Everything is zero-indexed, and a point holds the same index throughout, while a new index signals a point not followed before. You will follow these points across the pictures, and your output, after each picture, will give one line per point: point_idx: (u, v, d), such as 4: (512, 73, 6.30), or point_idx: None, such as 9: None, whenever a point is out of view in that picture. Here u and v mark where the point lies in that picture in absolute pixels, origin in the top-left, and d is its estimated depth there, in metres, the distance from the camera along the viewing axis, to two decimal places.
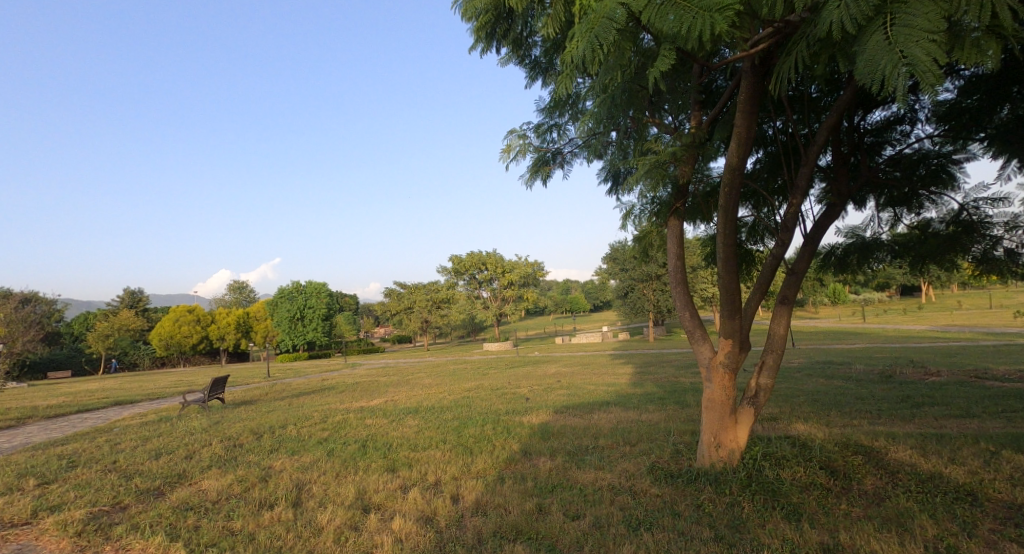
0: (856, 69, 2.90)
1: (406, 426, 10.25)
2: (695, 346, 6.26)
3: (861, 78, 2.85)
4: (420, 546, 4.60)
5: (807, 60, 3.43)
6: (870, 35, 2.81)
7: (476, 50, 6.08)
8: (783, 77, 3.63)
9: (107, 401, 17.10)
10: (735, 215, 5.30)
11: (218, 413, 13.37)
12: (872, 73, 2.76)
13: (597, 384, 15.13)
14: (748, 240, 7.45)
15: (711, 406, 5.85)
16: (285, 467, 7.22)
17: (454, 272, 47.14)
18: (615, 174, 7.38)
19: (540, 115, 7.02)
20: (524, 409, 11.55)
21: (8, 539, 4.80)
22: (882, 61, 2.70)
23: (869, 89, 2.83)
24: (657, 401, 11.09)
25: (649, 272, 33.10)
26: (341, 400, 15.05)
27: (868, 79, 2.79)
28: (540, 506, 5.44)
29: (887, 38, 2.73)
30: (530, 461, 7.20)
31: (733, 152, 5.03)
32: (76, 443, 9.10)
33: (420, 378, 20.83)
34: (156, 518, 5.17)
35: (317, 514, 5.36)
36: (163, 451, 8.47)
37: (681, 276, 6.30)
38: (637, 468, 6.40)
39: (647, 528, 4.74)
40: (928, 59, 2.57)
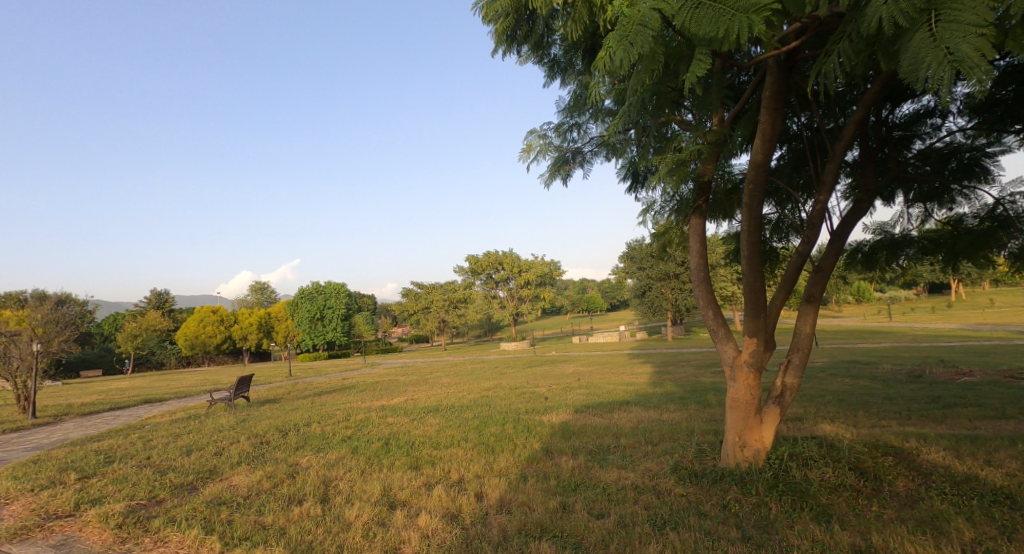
0: (898, 67, 2.88)
1: (427, 424, 10.36)
2: (718, 345, 6.21)
3: (905, 75, 2.82)
4: (447, 543, 4.66)
5: (846, 56, 3.38)
6: (915, 32, 2.77)
7: (497, 51, 6.13)
8: (821, 74, 3.57)
9: (137, 399, 17.63)
10: (760, 214, 5.25)
11: (244, 411, 13.71)
12: (915, 71, 2.73)
13: (616, 383, 15.05)
14: (772, 237, 7.35)
15: (735, 406, 5.82)
16: (312, 464, 7.37)
17: (471, 272, 47.29)
18: (636, 172, 7.34)
19: (560, 115, 7.04)
20: (544, 408, 11.55)
21: (54, 530, 5.01)
22: (926, 58, 2.67)
23: (912, 87, 2.80)
24: (678, 401, 11.00)
25: (667, 270, 32.84)
26: (362, 399, 15.30)
27: (911, 78, 2.77)
28: (564, 505, 5.46)
29: (933, 34, 2.69)
30: (552, 460, 7.22)
31: (757, 149, 4.98)
32: (112, 440, 9.40)
33: (439, 378, 20.96)
34: (192, 512, 5.33)
35: (344, 509, 5.46)
36: (193, 447, 8.71)
37: (703, 274, 6.26)
38: (660, 467, 6.37)
39: (673, 528, 4.73)
40: (977, 55, 2.53)
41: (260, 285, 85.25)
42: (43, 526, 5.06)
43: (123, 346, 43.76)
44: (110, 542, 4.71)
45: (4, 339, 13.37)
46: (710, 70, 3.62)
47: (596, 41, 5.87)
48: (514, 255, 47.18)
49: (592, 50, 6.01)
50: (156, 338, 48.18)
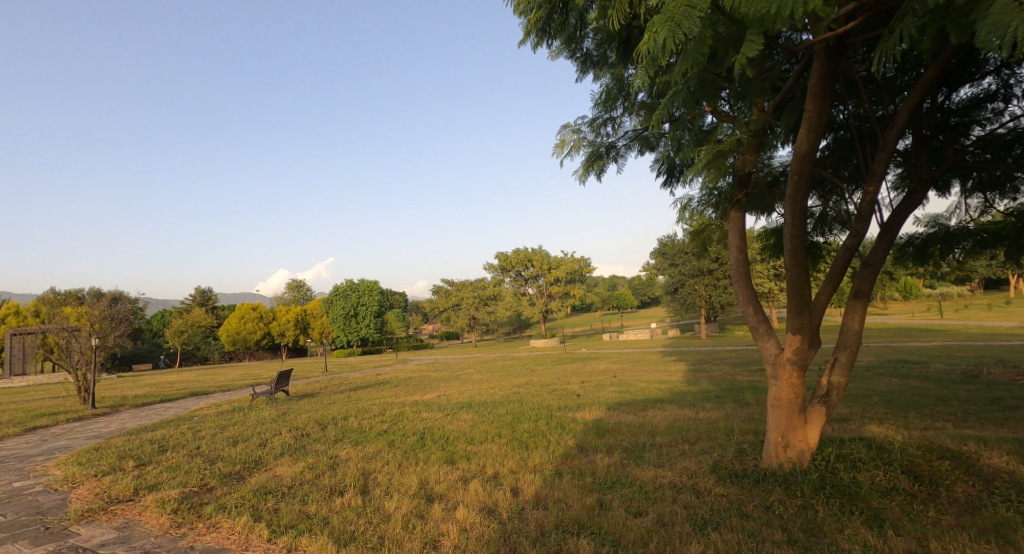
0: (979, 35, 2.73)
1: (460, 420, 10.45)
2: (758, 341, 6.03)
3: (985, 42, 2.67)
4: (485, 537, 4.68)
5: (913, 32, 3.22)
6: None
7: (528, 44, 6.14)
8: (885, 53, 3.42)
9: (185, 392, 18.40)
10: (805, 206, 5.07)
11: (284, 405, 14.11)
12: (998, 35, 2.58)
13: (650, 381, 14.84)
14: (816, 231, 7.08)
15: (777, 405, 5.66)
16: (351, 456, 7.54)
17: (500, 270, 47.21)
18: (672, 166, 7.19)
19: (594, 109, 6.96)
20: (577, 405, 11.49)
21: (116, 513, 5.27)
22: (1011, 21, 2.53)
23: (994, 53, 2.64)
24: (715, 399, 10.79)
25: (700, 266, 32.08)
26: (395, 394, 15.54)
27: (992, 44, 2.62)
28: (601, 502, 5.43)
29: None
30: (586, 457, 7.19)
31: (801, 139, 4.81)
32: (164, 430, 9.83)
33: (470, 374, 21.08)
34: (240, 500, 5.53)
35: (384, 501, 5.57)
36: (239, 438, 9.03)
37: (742, 270, 6.08)
38: (698, 466, 6.25)
39: (714, 528, 4.64)
40: None
41: (297, 284, 87.32)
42: (106, 509, 5.33)
43: (171, 341, 45.67)
44: (167, 526, 4.92)
45: (66, 334, 14.13)
46: (762, 52, 3.50)
47: (631, 32, 5.78)
48: (545, 251, 46.94)
49: (626, 41, 5.92)
50: (200, 334, 50.09)
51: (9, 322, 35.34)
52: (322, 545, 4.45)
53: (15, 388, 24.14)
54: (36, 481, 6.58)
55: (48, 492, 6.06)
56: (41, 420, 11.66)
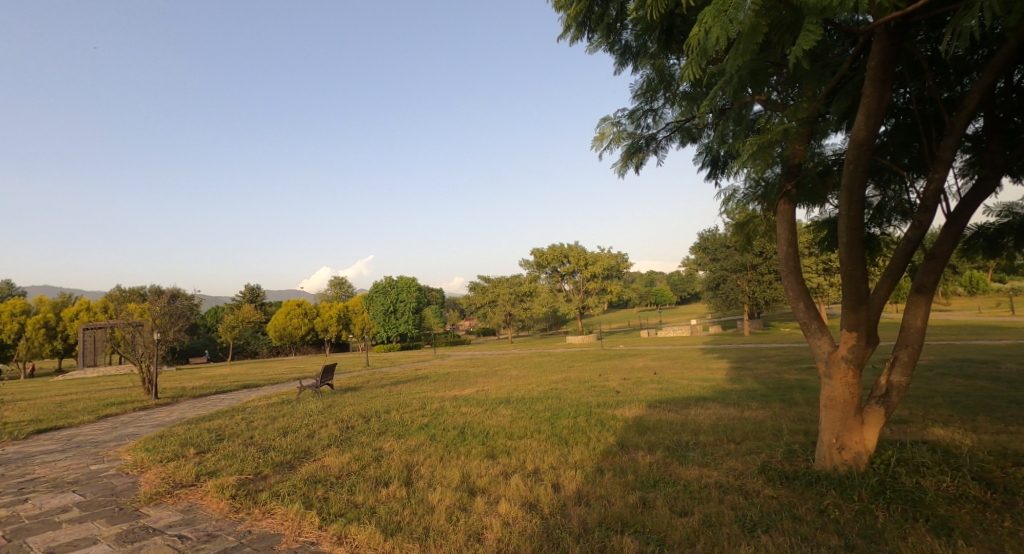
0: None
1: (499, 415, 10.49)
2: (810, 338, 5.81)
3: None
4: (528, 531, 4.70)
5: (993, 9, 3.04)
6: None
7: (567, 38, 6.11)
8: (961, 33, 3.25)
9: (236, 385, 19.21)
10: (862, 196, 4.84)
11: (328, 398, 14.56)
12: None
13: (691, 378, 14.52)
14: (873, 222, 6.75)
15: (831, 405, 5.44)
16: (394, 449, 7.71)
17: (536, 266, 47.07)
18: (716, 158, 7.01)
19: (633, 101, 6.85)
20: (616, 402, 11.38)
21: (180, 497, 5.56)
22: None
23: None
24: (760, 398, 10.47)
25: (743, 261, 31.11)
26: (434, 389, 15.76)
27: None
28: (644, 500, 5.37)
29: None
30: (628, 454, 7.11)
31: (858, 126, 4.60)
32: (220, 420, 10.30)
33: (507, 370, 21.12)
34: (292, 488, 5.74)
35: (428, 493, 5.67)
36: (288, 429, 9.36)
37: (792, 264, 5.87)
38: (746, 467, 6.09)
39: (764, 530, 4.50)
40: None
41: (339, 282, 89.45)
42: (172, 493, 5.63)
43: (223, 336, 47.75)
44: (226, 511, 5.16)
45: (131, 328, 14.96)
46: (820, 41, 3.39)
47: (673, 21, 5.66)
48: (581, 247, 46.46)
49: (667, 30, 5.78)
50: (249, 329, 52.14)
51: (81, 317, 37.64)
52: (370, 533, 4.56)
53: (85, 379, 25.78)
54: (108, 465, 7.01)
55: (119, 475, 6.44)
56: (110, 409, 12.40)
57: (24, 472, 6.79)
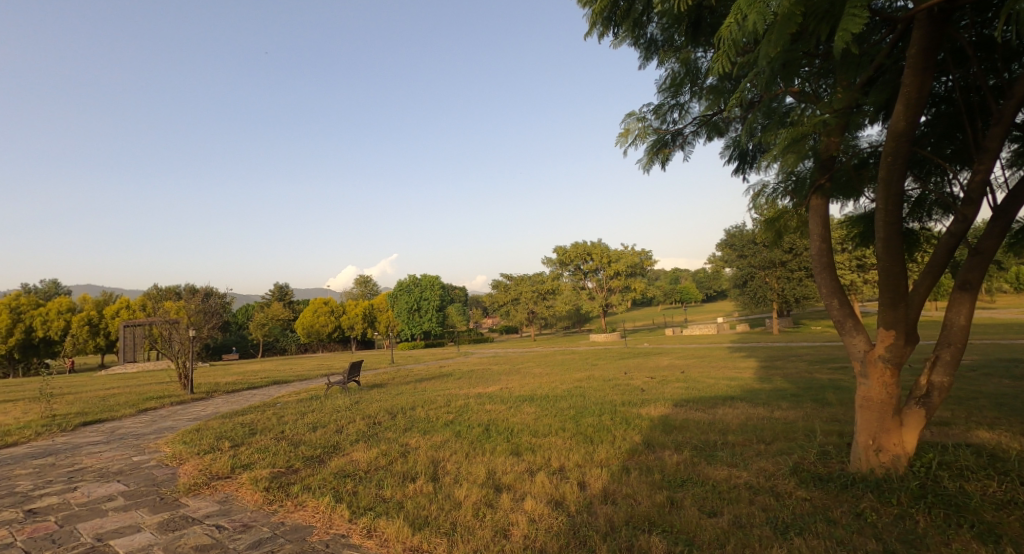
0: None
1: (523, 413, 10.51)
2: (845, 337, 5.65)
3: None
4: (554, 529, 4.69)
5: None
6: None
7: (592, 34, 6.04)
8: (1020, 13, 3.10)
9: (267, 381, 19.67)
10: (900, 189, 4.69)
11: (355, 394, 14.79)
12: None
13: (718, 377, 14.32)
14: (912, 217, 6.52)
15: (867, 405, 5.29)
16: (420, 445, 7.79)
17: (559, 264, 46.92)
18: (744, 152, 6.87)
19: (659, 96, 6.74)
20: (642, 400, 11.28)
21: (216, 488, 5.72)
22: None
23: None
24: (791, 398, 10.24)
25: (772, 258, 30.43)
26: (459, 386, 15.87)
27: None
28: (672, 500, 5.31)
29: None
30: (654, 453, 7.04)
31: (897, 116, 4.45)
32: (252, 414, 10.56)
33: (531, 368, 21.11)
34: (323, 481, 5.85)
35: (454, 489, 5.71)
36: (317, 424, 9.55)
37: (825, 260, 5.72)
38: (777, 468, 5.97)
39: (798, 532, 4.41)
40: None
41: (364, 280, 90.58)
42: (209, 485, 5.80)
43: (253, 334, 48.95)
44: (260, 503, 5.29)
45: (168, 326, 15.48)
46: (867, 24, 3.27)
47: (701, 12, 5.56)
48: (604, 245, 46.12)
49: (695, 22, 5.68)
50: (278, 327, 53.35)
51: (121, 315, 39.07)
52: (399, 528, 4.61)
53: (125, 374, 26.77)
54: (150, 456, 7.26)
55: (159, 467, 6.67)
56: (149, 403, 12.84)
57: (72, 462, 7.08)
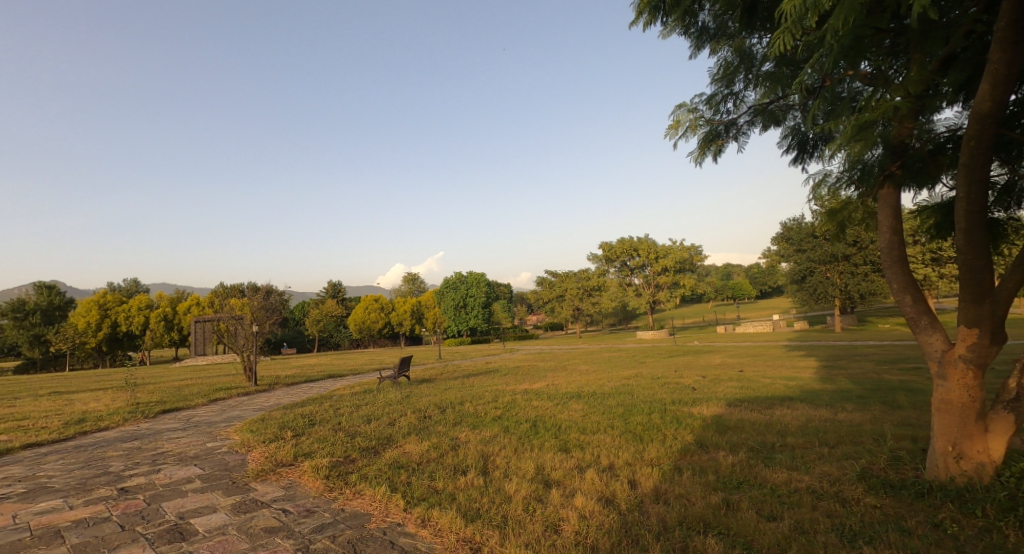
0: None
1: (571, 410, 10.44)
2: (919, 335, 5.31)
3: None
4: (606, 526, 4.65)
5: None
6: None
7: (640, 24, 5.92)
8: None
9: (322, 374, 20.43)
10: (985, 175, 4.37)
11: (405, 388, 15.14)
12: None
13: (775, 377, 13.76)
14: (997, 205, 6.03)
15: (946, 408, 4.98)
16: (470, 439, 7.88)
17: (604, 260, 46.35)
18: (803, 140, 6.55)
19: (711, 86, 6.52)
20: (693, 399, 11.00)
21: (281, 475, 5.99)
22: None
23: None
24: (855, 400, 9.72)
25: (833, 251, 28.93)
26: (506, 382, 15.96)
27: None
28: (728, 502, 5.15)
29: None
30: (707, 453, 6.85)
31: (982, 96, 4.15)
32: (311, 406, 10.99)
33: (577, 365, 20.98)
34: (379, 471, 6.03)
35: (505, 483, 5.74)
36: (371, 417, 9.83)
37: (896, 254, 5.37)
38: (842, 473, 5.69)
39: (867, 541, 4.19)
40: None
41: (412, 277, 92.17)
42: (274, 471, 6.08)
43: (310, 329, 50.82)
44: (322, 489, 5.50)
45: (234, 321, 16.30)
46: None
47: None
48: (652, 240, 45.18)
49: (749, 7, 5.46)
50: (333, 323, 55.29)
51: (192, 311, 41.42)
52: (451, 519, 4.68)
53: (195, 367, 28.40)
54: (221, 442, 7.69)
55: (230, 453, 7.05)
56: (218, 393, 13.60)
57: (155, 445, 7.61)
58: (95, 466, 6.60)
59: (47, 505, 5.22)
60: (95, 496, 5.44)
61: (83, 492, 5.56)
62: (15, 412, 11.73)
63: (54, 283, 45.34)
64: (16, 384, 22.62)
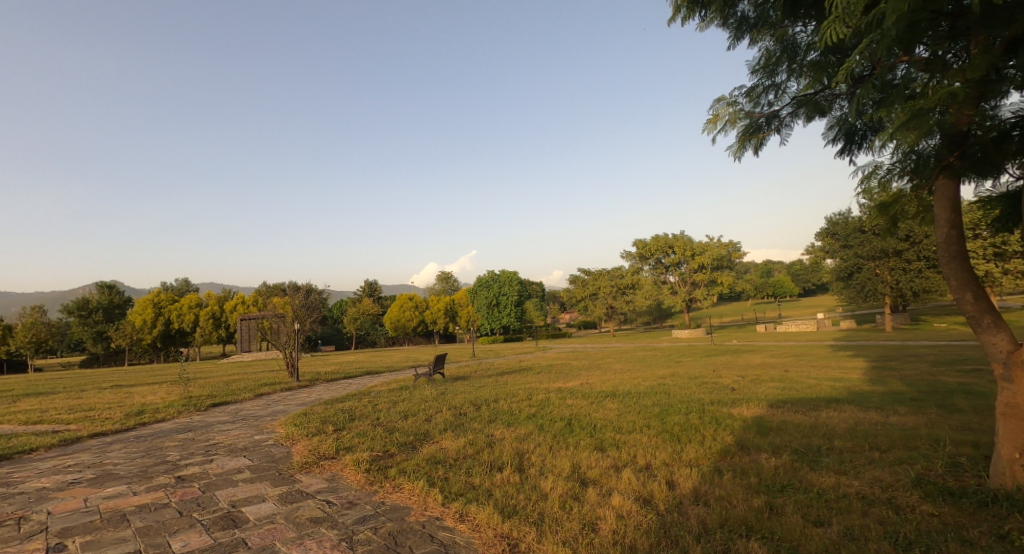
0: None
1: (606, 409, 10.34)
2: (981, 335, 5.03)
3: None
4: (644, 526, 4.59)
5: None
6: None
7: (677, 18, 5.84)
8: None
9: (360, 371, 20.86)
10: None
11: (441, 385, 15.31)
12: None
13: (820, 378, 13.26)
14: None
15: (1011, 413, 4.75)
16: (505, 436, 7.90)
17: (638, 257, 45.70)
18: (851, 131, 6.27)
19: (752, 77, 6.34)
20: (732, 400, 10.73)
21: (324, 467, 6.14)
22: None
23: None
24: (908, 402, 9.28)
25: (883, 247, 27.68)
26: (539, 380, 15.92)
27: None
28: (771, 505, 5.01)
29: None
30: (749, 455, 6.67)
31: None
32: (350, 401, 11.23)
33: (612, 364, 20.75)
34: (417, 466, 6.11)
35: (541, 481, 5.73)
36: (408, 413, 9.98)
37: (955, 249, 5.08)
38: (895, 478, 5.44)
39: (924, 550, 4.00)
40: None
41: (445, 276, 92.89)
42: (318, 464, 6.24)
43: (347, 327, 51.95)
44: (363, 483, 5.61)
45: (277, 319, 16.90)
46: None
47: None
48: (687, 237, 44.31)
49: None
50: (369, 321, 56.40)
51: (238, 309, 42.98)
52: (489, 514, 4.70)
53: (240, 363, 29.45)
54: (267, 435, 7.95)
55: (276, 445, 7.28)
56: (263, 388, 14.05)
57: (207, 437, 7.92)
58: (154, 455, 6.93)
59: (113, 491, 5.50)
60: (155, 482, 5.71)
61: (144, 479, 5.84)
62: (80, 404, 12.43)
63: (113, 282, 47.99)
64: (80, 377, 24.06)
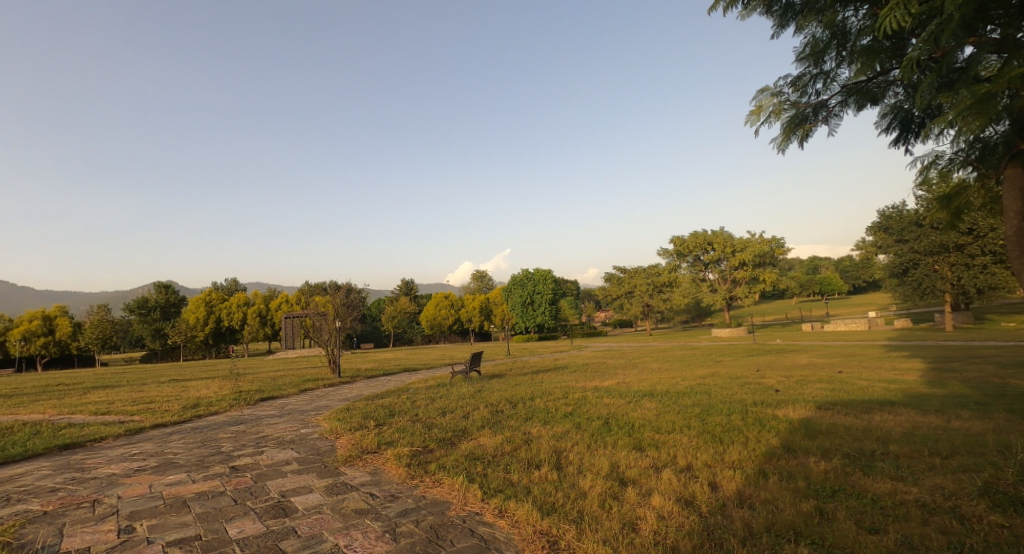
0: None
1: (645, 408, 10.15)
2: None
3: None
4: (686, 527, 4.48)
5: None
6: None
7: (718, 8, 5.70)
8: None
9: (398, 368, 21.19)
10: None
11: (477, 383, 15.36)
12: None
13: (872, 379, 12.63)
14: None
15: None
16: (542, 434, 7.87)
17: (676, 255, 44.80)
18: (907, 119, 5.95)
19: (798, 65, 6.11)
20: (778, 401, 10.37)
21: (366, 461, 6.25)
22: None
23: None
24: (971, 406, 8.75)
25: (942, 241, 26.19)
26: (576, 379, 15.77)
27: None
28: (822, 510, 4.81)
29: None
30: (796, 458, 6.43)
31: None
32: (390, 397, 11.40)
33: (649, 363, 20.35)
34: (457, 462, 6.14)
35: (579, 479, 5.67)
36: (446, 409, 10.05)
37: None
38: (958, 486, 5.14)
39: None
40: None
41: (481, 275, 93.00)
42: (360, 457, 6.37)
43: (385, 324, 52.85)
44: (405, 477, 5.68)
45: (319, 317, 17.28)
46: None
47: None
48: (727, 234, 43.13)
49: None
50: (406, 319, 57.29)
51: (282, 308, 44.38)
52: (528, 511, 4.68)
53: (285, 359, 30.43)
54: (312, 429, 8.17)
55: (321, 439, 7.47)
56: (307, 384, 14.46)
57: (256, 430, 8.20)
58: (209, 446, 7.22)
59: (173, 478, 5.76)
60: (210, 471, 5.94)
61: (201, 468, 6.09)
62: (139, 396, 13.09)
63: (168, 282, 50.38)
64: (140, 371, 25.41)
